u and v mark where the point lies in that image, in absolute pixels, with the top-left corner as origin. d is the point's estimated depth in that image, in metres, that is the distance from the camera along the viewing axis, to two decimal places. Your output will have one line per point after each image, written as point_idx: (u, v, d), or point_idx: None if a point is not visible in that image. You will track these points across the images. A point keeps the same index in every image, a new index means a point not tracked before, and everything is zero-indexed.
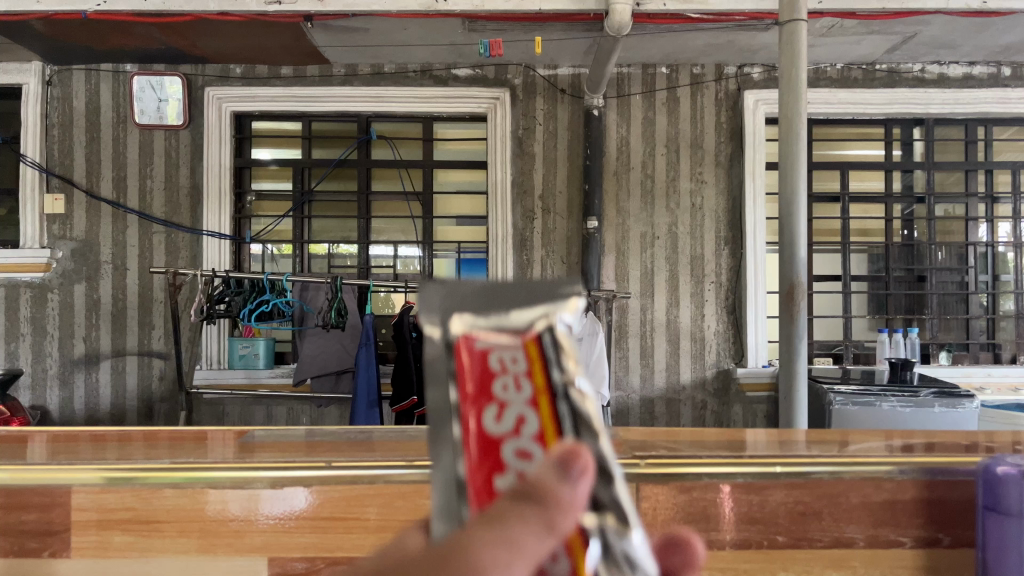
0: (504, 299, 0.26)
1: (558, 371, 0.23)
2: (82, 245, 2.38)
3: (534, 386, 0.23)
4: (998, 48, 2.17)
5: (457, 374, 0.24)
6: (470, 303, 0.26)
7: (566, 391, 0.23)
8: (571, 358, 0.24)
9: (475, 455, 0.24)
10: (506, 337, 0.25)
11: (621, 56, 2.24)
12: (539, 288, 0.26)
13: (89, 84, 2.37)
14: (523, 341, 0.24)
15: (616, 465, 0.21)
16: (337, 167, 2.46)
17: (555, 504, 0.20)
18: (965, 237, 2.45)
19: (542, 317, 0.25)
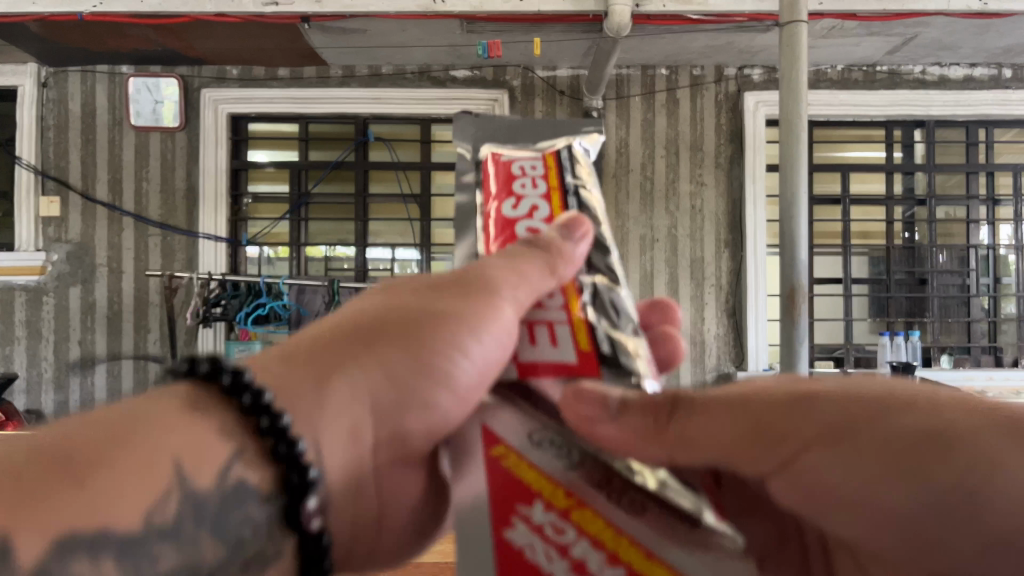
0: (526, 134, 0.48)
1: (570, 177, 0.45)
2: (77, 248, 2.37)
3: (546, 184, 0.44)
4: (999, 49, 2.16)
5: (488, 175, 0.45)
6: (498, 133, 0.48)
7: (573, 190, 0.44)
8: (577, 169, 0.45)
9: (501, 225, 0.43)
10: (531, 157, 0.45)
11: (621, 57, 2.22)
12: (553, 129, 0.48)
13: (85, 86, 2.35)
14: (544, 157, 0.45)
15: (608, 246, 0.43)
16: (334, 169, 2.45)
17: (559, 252, 0.39)
18: (967, 239, 2.44)
19: (561, 145, 0.46)
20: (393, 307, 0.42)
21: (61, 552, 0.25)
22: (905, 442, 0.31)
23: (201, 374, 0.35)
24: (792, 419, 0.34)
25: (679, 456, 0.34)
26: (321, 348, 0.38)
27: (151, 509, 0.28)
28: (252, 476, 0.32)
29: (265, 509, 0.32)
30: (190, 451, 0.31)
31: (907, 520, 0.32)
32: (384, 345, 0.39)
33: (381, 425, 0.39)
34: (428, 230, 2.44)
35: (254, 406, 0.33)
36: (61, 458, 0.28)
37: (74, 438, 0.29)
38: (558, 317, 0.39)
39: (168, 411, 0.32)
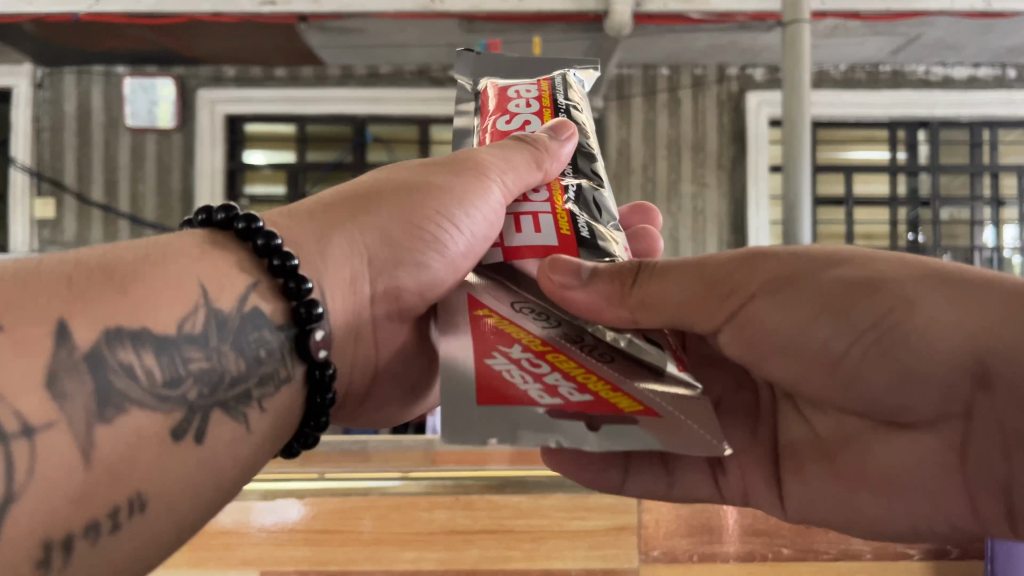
0: (524, 65, 0.59)
1: (560, 97, 0.57)
2: (73, 250, 2.35)
3: (538, 103, 0.56)
4: (1003, 49, 2.14)
5: (486, 97, 0.57)
6: (497, 63, 0.59)
7: (563, 108, 0.56)
8: (567, 93, 0.58)
9: (497, 132, 0.56)
10: (525, 83, 0.57)
11: (622, 57, 2.20)
12: (548, 63, 0.60)
13: (80, 86, 2.32)
14: (538, 83, 0.57)
15: (590, 154, 0.56)
16: (332, 170, 2.43)
17: (546, 149, 0.52)
18: (971, 241, 2.42)
19: (556, 73, 0.58)
20: (381, 184, 0.52)
21: (110, 338, 0.32)
22: (841, 288, 0.42)
23: (218, 223, 0.42)
24: (735, 274, 0.45)
25: (642, 314, 0.45)
26: (324, 212, 0.48)
27: (182, 318, 0.35)
28: (267, 309, 0.40)
29: (275, 336, 0.40)
30: (211, 281, 0.38)
31: (835, 350, 0.43)
32: (376, 212, 0.50)
33: (374, 278, 0.50)
34: None
35: (265, 247, 0.41)
36: (105, 272, 0.34)
37: (114, 258, 0.35)
38: (543, 208, 0.52)
39: (192, 249, 0.39)
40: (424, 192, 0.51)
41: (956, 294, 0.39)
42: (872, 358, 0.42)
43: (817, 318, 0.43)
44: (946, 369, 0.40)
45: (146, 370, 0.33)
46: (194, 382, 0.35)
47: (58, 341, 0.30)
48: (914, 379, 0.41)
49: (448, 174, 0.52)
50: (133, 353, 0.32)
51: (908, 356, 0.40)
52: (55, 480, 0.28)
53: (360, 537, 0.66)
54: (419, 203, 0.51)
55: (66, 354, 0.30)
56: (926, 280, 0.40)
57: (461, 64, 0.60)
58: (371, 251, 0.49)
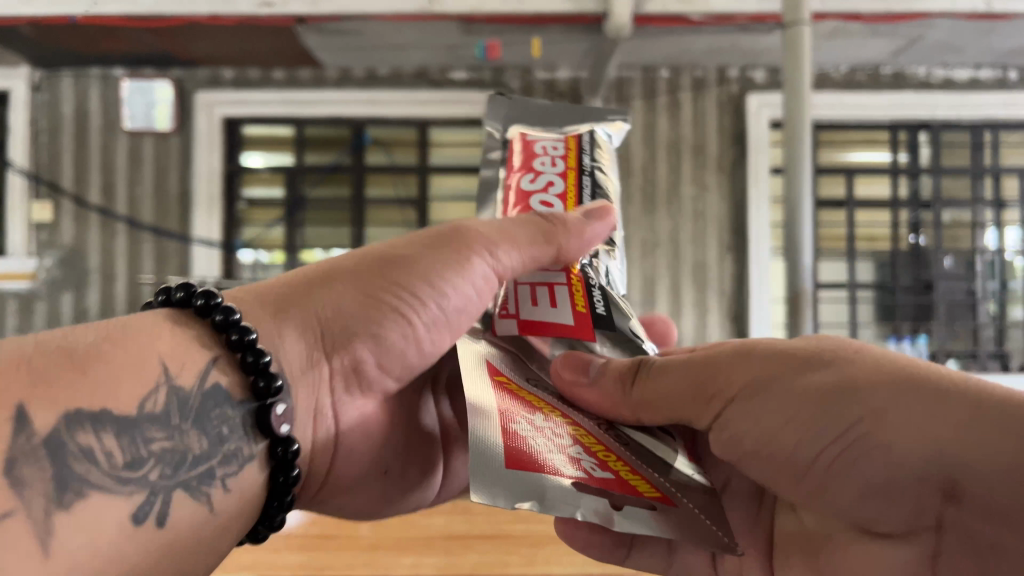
0: (556, 117, 0.64)
1: (586, 159, 0.61)
2: (70, 253, 2.33)
3: (564, 164, 0.61)
4: (1005, 51, 2.13)
5: (515, 153, 0.62)
6: (528, 115, 0.64)
7: (588, 171, 0.61)
8: (596, 153, 0.62)
9: (520, 195, 0.61)
10: (554, 138, 0.62)
11: (621, 60, 2.20)
12: (582, 114, 0.64)
13: (78, 89, 2.32)
14: (566, 139, 0.62)
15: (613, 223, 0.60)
16: (331, 172, 2.41)
17: (562, 232, 0.55)
18: (973, 243, 2.40)
19: (585, 129, 0.63)
20: (355, 265, 0.58)
21: (71, 422, 0.37)
22: (813, 396, 0.46)
23: (176, 302, 0.50)
24: (723, 375, 0.51)
25: (643, 412, 0.51)
26: (301, 294, 0.55)
27: (143, 400, 0.41)
28: (224, 383, 0.47)
29: (232, 410, 0.47)
30: (170, 361, 0.45)
31: (810, 454, 0.47)
32: (343, 293, 0.56)
33: (337, 350, 0.56)
34: None
35: (224, 322, 0.48)
36: (68, 357, 0.40)
37: (78, 343, 0.41)
38: (558, 278, 0.57)
39: (151, 332, 0.46)
40: (394, 274, 0.57)
41: (918, 406, 0.42)
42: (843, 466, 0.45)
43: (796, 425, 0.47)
44: (915, 479, 0.43)
45: (107, 454, 0.38)
46: (155, 461, 0.41)
47: (19, 425, 0.35)
48: (885, 483, 0.44)
49: (422, 255, 0.58)
50: (95, 435, 0.38)
51: (875, 462, 0.44)
52: (23, 546, 0.33)
53: (360, 540, 0.70)
54: (388, 285, 0.57)
55: (27, 439, 0.35)
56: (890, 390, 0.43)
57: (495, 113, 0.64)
58: (331, 325, 0.55)
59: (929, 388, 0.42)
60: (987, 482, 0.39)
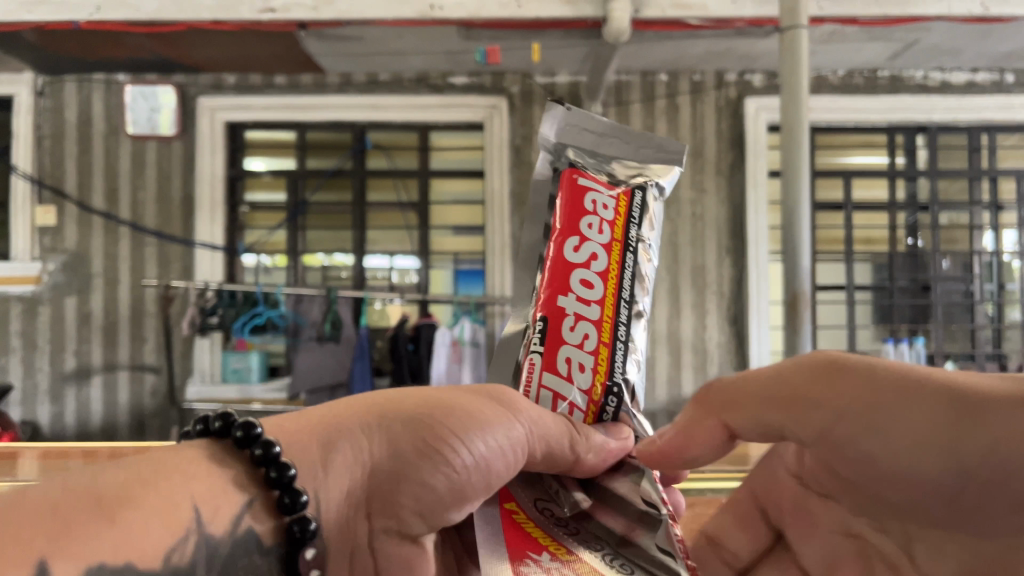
0: (612, 147, 0.51)
1: (633, 232, 0.47)
2: (73, 257, 2.35)
3: (611, 233, 0.47)
4: (1002, 54, 2.15)
5: (560, 195, 0.48)
6: (584, 136, 0.51)
7: (634, 247, 0.47)
8: (643, 221, 0.48)
9: (554, 262, 0.46)
10: (606, 192, 0.48)
11: (620, 64, 2.22)
12: (652, 151, 0.51)
13: (81, 95, 2.34)
14: (618, 195, 0.48)
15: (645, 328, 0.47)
16: (332, 176, 2.42)
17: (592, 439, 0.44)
18: (970, 245, 2.41)
19: (639, 179, 0.50)
20: (416, 396, 0.47)
21: None
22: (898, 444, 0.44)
23: (214, 432, 0.40)
24: (814, 408, 0.46)
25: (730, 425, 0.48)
26: (359, 419, 0.44)
27: (171, 550, 0.33)
28: (258, 528, 0.38)
29: (264, 558, 0.38)
30: (207, 501, 0.36)
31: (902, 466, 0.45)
32: (393, 424, 0.45)
33: (365, 498, 0.43)
34: (426, 238, 2.41)
35: (264, 458, 0.38)
36: (93, 497, 0.32)
37: (106, 481, 0.33)
38: (580, 400, 0.45)
39: (179, 461, 0.37)
40: (451, 412, 0.45)
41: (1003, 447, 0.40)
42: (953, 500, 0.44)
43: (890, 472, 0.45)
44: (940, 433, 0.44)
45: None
46: None
47: None
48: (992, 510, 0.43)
49: (486, 400, 0.46)
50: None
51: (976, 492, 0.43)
52: None
53: None
54: (438, 427, 0.44)
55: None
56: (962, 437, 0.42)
57: (549, 126, 0.51)
58: (366, 467, 0.43)
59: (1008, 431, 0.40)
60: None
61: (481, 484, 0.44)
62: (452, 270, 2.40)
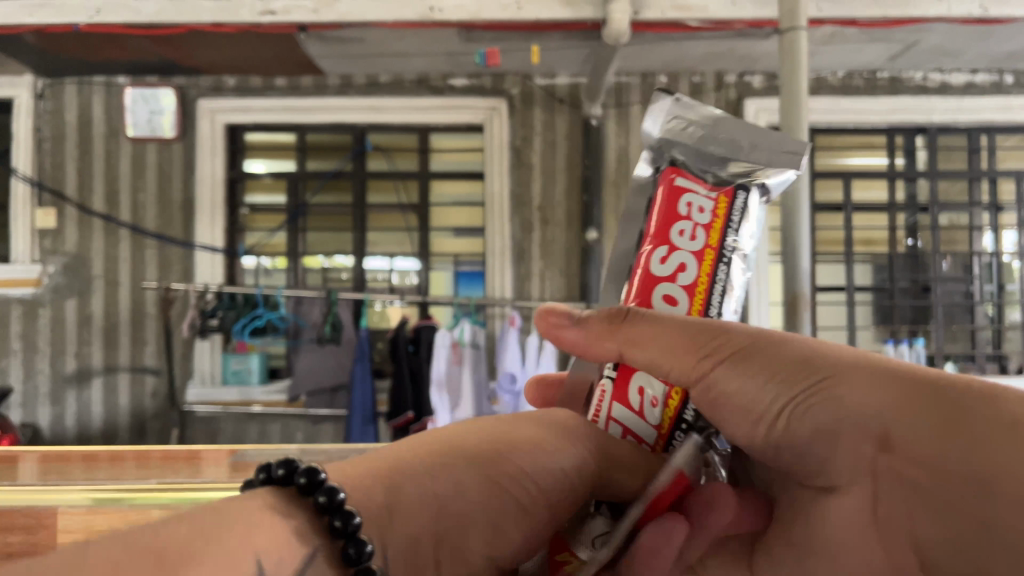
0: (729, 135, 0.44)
1: (731, 240, 0.44)
2: (73, 260, 2.35)
3: (706, 241, 0.44)
4: (1002, 55, 2.15)
5: (656, 196, 0.45)
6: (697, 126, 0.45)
7: (730, 256, 0.44)
8: (744, 221, 0.44)
9: (643, 279, 0.45)
10: (704, 196, 0.44)
11: (621, 65, 2.23)
12: (770, 142, 0.44)
13: (81, 97, 2.34)
14: (718, 196, 0.44)
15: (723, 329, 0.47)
16: (332, 178, 2.42)
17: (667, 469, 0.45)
18: (971, 246, 2.41)
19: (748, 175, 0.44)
20: (469, 432, 0.46)
21: None
22: (789, 359, 0.43)
23: (279, 478, 0.35)
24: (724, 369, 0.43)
25: (629, 353, 0.43)
26: (426, 453, 0.42)
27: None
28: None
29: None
30: (272, 552, 0.30)
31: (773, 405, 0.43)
32: (465, 460, 0.43)
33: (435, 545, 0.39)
34: (426, 240, 2.40)
35: (327, 506, 0.33)
36: (152, 555, 0.25)
37: (163, 535, 0.27)
38: (649, 435, 0.44)
39: (243, 512, 0.31)
40: (515, 445, 0.45)
41: (910, 389, 0.39)
42: (798, 419, 0.42)
43: (764, 377, 0.43)
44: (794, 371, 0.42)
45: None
46: None
47: None
48: (830, 441, 0.41)
49: (540, 428, 0.47)
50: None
51: (828, 415, 0.41)
52: None
53: None
54: (505, 460, 0.44)
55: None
56: (865, 369, 0.41)
57: (652, 121, 0.46)
58: (443, 504, 0.40)
59: (914, 376, 0.40)
60: (937, 463, 0.37)
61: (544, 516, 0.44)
62: (453, 272, 2.40)
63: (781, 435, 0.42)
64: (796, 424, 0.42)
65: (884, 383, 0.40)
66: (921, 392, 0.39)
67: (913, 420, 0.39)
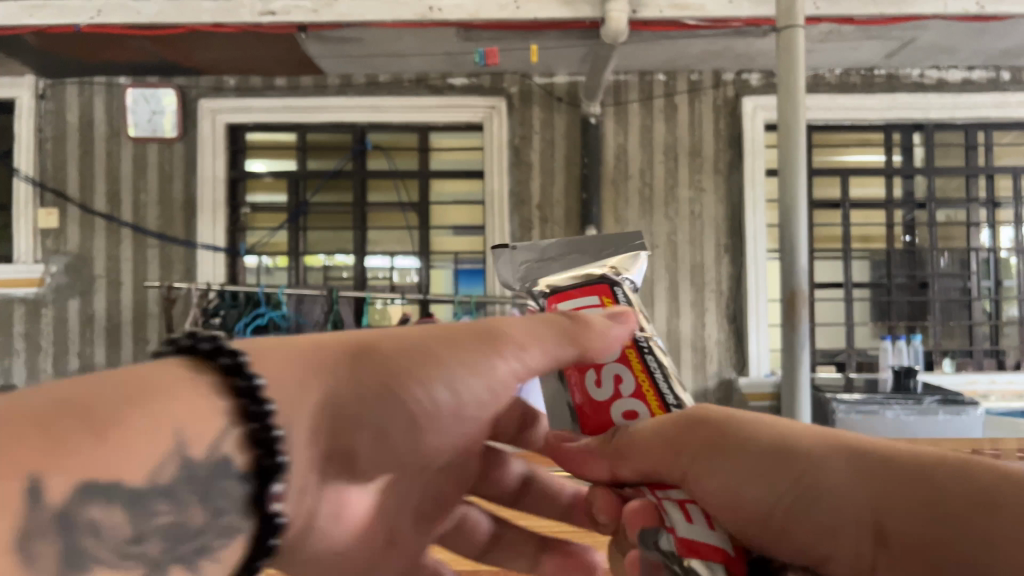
0: (580, 243, 0.50)
1: (631, 329, 0.47)
2: (76, 259, 2.36)
3: None
4: (998, 52, 2.16)
5: None
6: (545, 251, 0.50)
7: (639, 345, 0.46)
8: (633, 307, 0.47)
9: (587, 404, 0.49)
10: (589, 308, 0.47)
11: (618, 64, 2.24)
12: (613, 237, 0.50)
13: (83, 98, 2.36)
14: (600, 301, 0.47)
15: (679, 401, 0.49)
16: (331, 178, 2.43)
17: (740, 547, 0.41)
18: (968, 242, 2.43)
19: (609, 266, 0.48)
20: (374, 336, 0.46)
21: (85, 494, 0.28)
22: (767, 450, 0.42)
23: (200, 351, 0.37)
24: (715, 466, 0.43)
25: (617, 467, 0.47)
26: (331, 366, 0.43)
27: (155, 469, 0.31)
28: (235, 456, 0.35)
29: (245, 486, 0.35)
30: (194, 424, 0.33)
31: (766, 504, 0.41)
32: (365, 376, 0.44)
33: (353, 433, 0.44)
34: (426, 238, 2.42)
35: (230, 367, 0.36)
36: (83, 410, 0.29)
37: (93, 396, 0.30)
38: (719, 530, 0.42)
39: (176, 386, 0.34)
40: (416, 357, 0.45)
41: (886, 478, 0.37)
42: (797, 519, 0.40)
43: (753, 470, 0.41)
44: (776, 461, 0.41)
45: (114, 527, 0.29)
46: (157, 539, 0.31)
47: (28, 502, 0.26)
48: (833, 544, 0.39)
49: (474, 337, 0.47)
50: (104, 509, 0.29)
51: (825, 510, 0.39)
52: None
53: None
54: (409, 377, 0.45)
55: (33, 514, 0.26)
56: (841, 457, 0.39)
57: (503, 274, 0.51)
58: (340, 421, 0.43)
59: (891, 461, 0.37)
60: (934, 557, 0.34)
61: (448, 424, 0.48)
62: (452, 269, 2.42)
63: (783, 534, 0.41)
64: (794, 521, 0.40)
65: (862, 474, 0.38)
66: (900, 485, 0.36)
67: (896, 503, 0.36)
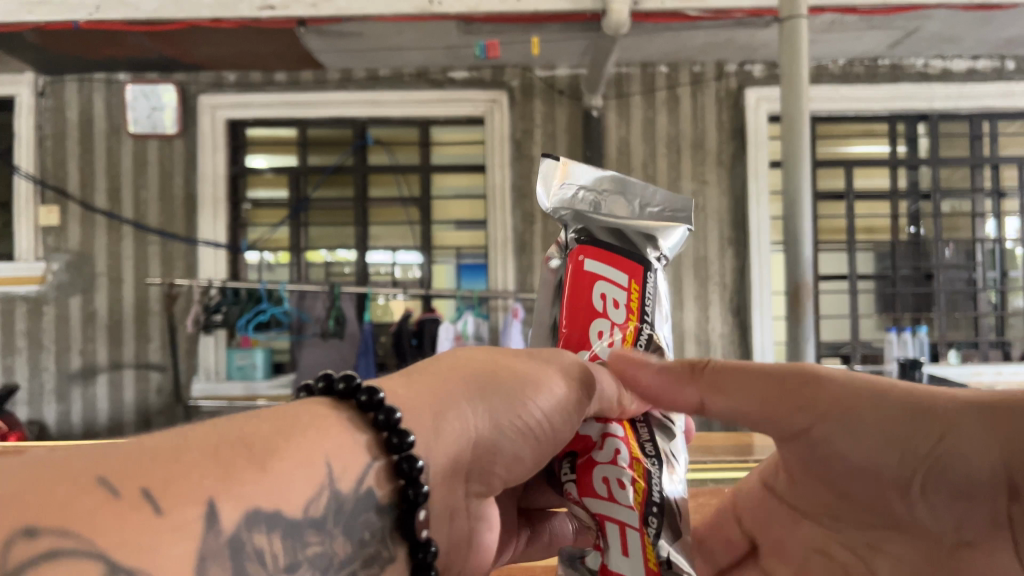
0: (633, 189, 0.51)
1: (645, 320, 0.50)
2: (77, 258, 2.36)
3: (623, 327, 0.49)
4: (1002, 42, 2.15)
5: (571, 287, 0.49)
6: (594, 188, 0.51)
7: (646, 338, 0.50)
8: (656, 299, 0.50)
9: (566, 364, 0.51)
10: (617, 289, 0.48)
11: (620, 56, 2.23)
12: (666, 196, 0.52)
13: (82, 95, 2.35)
14: (628, 286, 0.49)
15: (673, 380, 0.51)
16: (332, 173, 2.42)
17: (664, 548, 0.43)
18: (973, 233, 2.42)
19: (654, 229, 0.51)
20: (487, 366, 0.46)
21: (250, 522, 0.28)
22: (899, 412, 0.42)
23: (337, 392, 0.38)
24: (843, 429, 0.44)
25: (710, 398, 0.46)
26: (452, 400, 0.43)
27: (309, 501, 0.31)
28: (378, 489, 0.36)
29: (380, 518, 0.35)
30: (339, 458, 0.34)
31: (895, 471, 0.43)
32: (492, 403, 0.45)
33: (491, 462, 0.45)
34: (428, 233, 2.41)
35: (369, 403, 0.37)
36: (243, 447, 0.30)
37: (246, 431, 0.31)
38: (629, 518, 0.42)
39: (319, 424, 0.35)
40: (529, 387, 0.46)
41: (1013, 432, 0.38)
42: (930, 479, 0.41)
43: (871, 444, 0.43)
44: (907, 423, 0.42)
45: (274, 555, 0.28)
46: (309, 567, 0.30)
47: (207, 525, 0.26)
48: (965, 502, 0.41)
49: (552, 369, 0.47)
50: (266, 536, 0.28)
51: (957, 473, 0.40)
52: None
53: None
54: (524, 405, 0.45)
55: (213, 539, 0.26)
56: (975, 416, 0.40)
57: (545, 191, 0.50)
58: (482, 443, 0.44)
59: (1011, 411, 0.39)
60: None
61: (554, 448, 0.47)
62: (455, 264, 2.41)
63: (911, 496, 0.43)
64: (923, 483, 0.42)
65: (987, 428, 0.39)
66: None
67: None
